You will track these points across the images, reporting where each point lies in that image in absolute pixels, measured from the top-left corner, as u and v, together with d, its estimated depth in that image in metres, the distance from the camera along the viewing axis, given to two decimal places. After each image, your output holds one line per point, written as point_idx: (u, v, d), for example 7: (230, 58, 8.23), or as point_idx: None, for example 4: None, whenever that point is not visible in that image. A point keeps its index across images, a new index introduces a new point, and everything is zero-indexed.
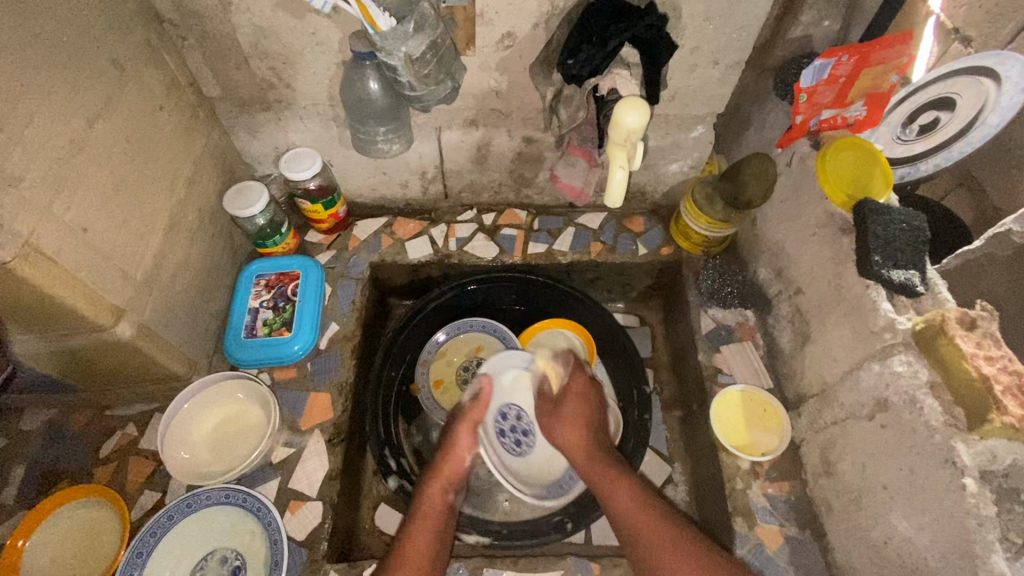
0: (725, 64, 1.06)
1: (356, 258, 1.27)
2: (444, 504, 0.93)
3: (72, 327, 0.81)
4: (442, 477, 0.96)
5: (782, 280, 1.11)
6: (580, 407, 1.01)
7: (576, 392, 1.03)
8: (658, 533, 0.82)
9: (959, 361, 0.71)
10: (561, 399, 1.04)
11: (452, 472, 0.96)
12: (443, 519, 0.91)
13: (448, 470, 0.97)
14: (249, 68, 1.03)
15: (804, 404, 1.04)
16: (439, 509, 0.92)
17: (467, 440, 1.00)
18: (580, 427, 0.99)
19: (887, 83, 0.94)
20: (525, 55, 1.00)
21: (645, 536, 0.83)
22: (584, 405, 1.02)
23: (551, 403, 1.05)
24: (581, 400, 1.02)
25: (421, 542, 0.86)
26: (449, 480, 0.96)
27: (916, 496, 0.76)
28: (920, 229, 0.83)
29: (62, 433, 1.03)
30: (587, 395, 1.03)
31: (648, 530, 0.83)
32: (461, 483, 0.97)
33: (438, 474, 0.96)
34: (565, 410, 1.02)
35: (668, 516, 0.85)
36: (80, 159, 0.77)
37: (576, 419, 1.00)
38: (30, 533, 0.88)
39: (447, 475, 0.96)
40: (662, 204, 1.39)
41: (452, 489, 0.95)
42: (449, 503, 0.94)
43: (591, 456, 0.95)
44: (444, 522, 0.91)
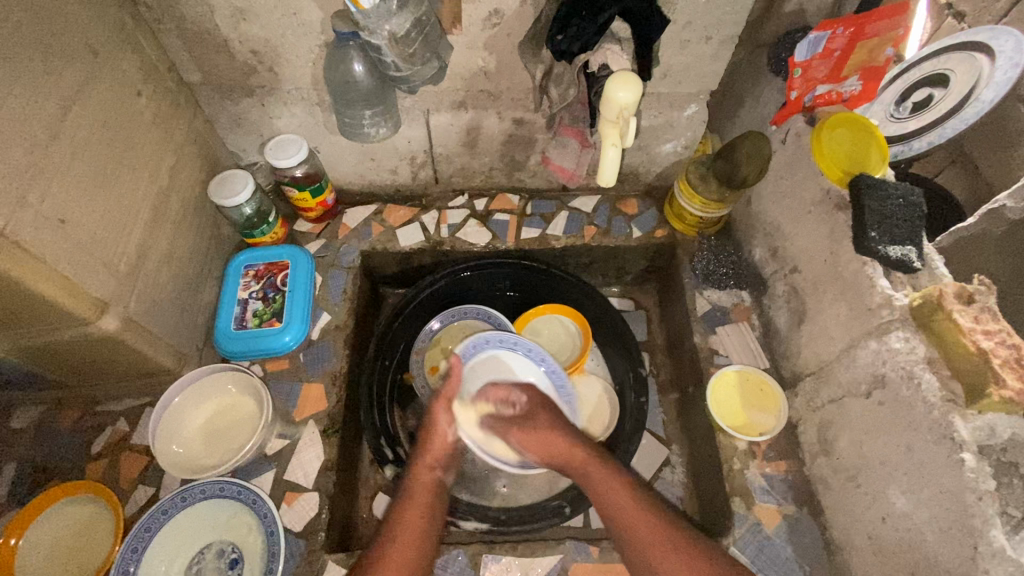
0: (718, 39, 1.04)
1: (346, 247, 1.25)
2: (435, 480, 0.90)
3: (55, 321, 0.79)
4: (429, 456, 0.93)
5: (778, 259, 1.10)
6: (549, 418, 0.97)
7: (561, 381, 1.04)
8: (654, 538, 0.78)
9: (957, 336, 0.70)
10: (530, 415, 0.98)
11: (438, 451, 0.93)
12: (435, 496, 0.89)
13: (433, 449, 0.93)
14: (230, 52, 1.00)
15: (801, 383, 1.03)
16: (425, 486, 0.89)
17: (445, 421, 0.97)
18: (561, 433, 0.94)
19: (882, 57, 0.90)
20: (513, 33, 0.97)
21: (642, 530, 0.79)
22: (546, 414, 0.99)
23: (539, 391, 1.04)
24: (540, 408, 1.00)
25: (411, 528, 0.82)
26: (437, 458, 0.93)
27: (914, 472, 0.76)
28: (917, 204, 0.82)
29: (52, 430, 1.01)
30: (547, 405, 1.01)
31: (639, 525, 0.79)
32: (449, 461, 0.94)
33: (424, 454, 0.93)
34: (539, 420, 0.97)
35: (659, 514, 0.81)
36: (55, 148, 0.75)
37: (548, 429, 0.95)
38: (24, 530, 0.87)
39: (433, 453, 0.93)
40: (656, 186, 1.37)
41: (440, 467, 0.92)
42: (437, 481, 0.91)
43: (581, 454, 0.91)
44: (433, 500, 0.88)
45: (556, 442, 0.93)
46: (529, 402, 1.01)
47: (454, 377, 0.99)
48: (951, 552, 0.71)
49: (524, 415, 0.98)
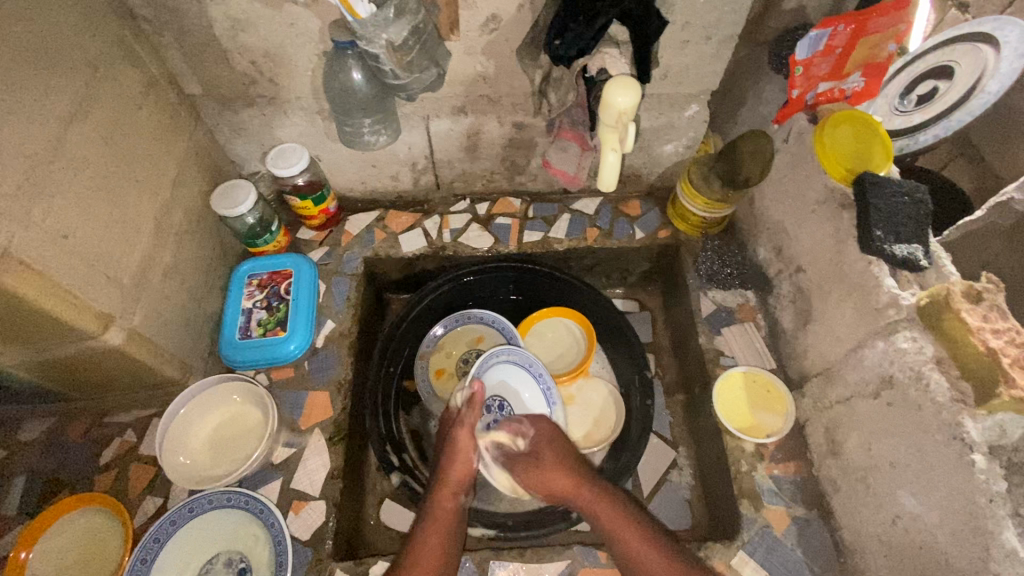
0: (718, 39, 1.03)
1: (349, 254, 1.25)
2: (456, 507, 0.91)
3: (61, 336, 0.79)
4: (450, 484, 0.92)
5: (783, 259, 1.09)
6: (552, 442, 0.95)
7: (546, 441, 0.95)
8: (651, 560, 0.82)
9: (965, 335, 0.70)
10: (535, 452, 0.93)
11: (461, 478, 0.93)
12: (455, 523, 0.89)
13: (455, 475, 0.93)
14: (229, 63, 1.01)
15: (808, 383, 1.02)
16: (448, 513, 0.89)
17: (469, 445, 0.95)
18: (566, 469, 0.91)
19: (885, 51, 0.92)
20: (511, 38, 0.97)
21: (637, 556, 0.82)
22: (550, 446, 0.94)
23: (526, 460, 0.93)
24: (546, 441, 0.95)
25: (432, 557, 0.84)
26: (458, 484, 0.93)
27: (924, 473, 0.75)
28: (922, 201, 0.81)
29: (61, 441, 1.02)
30: (549, 437, 0.95)
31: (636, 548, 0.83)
32: (471, 485, 0.94)
33: (448, 479, 0.92)
34: (546, 458, 0.92)
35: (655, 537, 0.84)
36: (58, 164, 0.75)
37: (556, 462, 0.92)
38: (33, 543, 0.88)
39: (456, 479, 0.93)
40: (658, 186, 1.36)
41: (462, 492, 0.93)
42: (460, 507, 0.91)
43: (587, 492, 0.89)
44: (454, 528, 0.88)
45: (561, 479, 0.90)
46: (534, 437, 0.96)
47: (474, 405, 0.96)
48: (963, 555, 0.70)
49: (532, 453, 0.93)
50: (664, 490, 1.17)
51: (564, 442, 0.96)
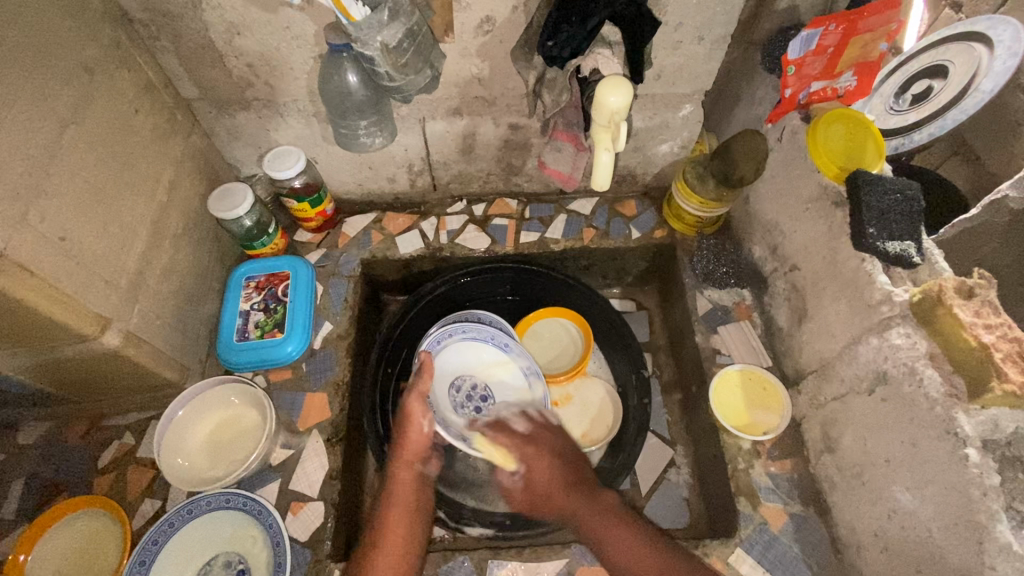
0: (711, 39, 1.03)
1: (346, 256, 1.26)
2: (416, 476, 0.90)
3: (57, 339, 0.79)
4: (407, 454, 0.91)
5: (777, 257, 1.10)
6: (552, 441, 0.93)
7: (544, 430, 0.95)
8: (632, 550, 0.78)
9: (957, 331, 0.70)
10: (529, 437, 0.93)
11: (419, 447, 0.92)
12: (418, 494, 0.88)
13: (410, 443, 0.92)
14: (225, 66, 1.01)
15: (804, 380, 1.03)
16: (407, 483, 0.89)
17: (418, 408, 0.94)
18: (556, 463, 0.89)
19: (877, 51, 0.93)
20: (505, 40, 0.98)
21: (610, 543, 0.80)
22: (550, 437, 0.94)
23: (516, 441, 0.93)
24: (544, 430, 0.95)
25: (399, 531, 0.83)
26: (415, 452, 0.92)
27: (918, 469, 0.76)
28: (914, 198, 0.82)
29: (59, 445, 1.02)
30: (550, 428, 0.96)
31: (612, 538, 0.80)
32: (428, 451, 0.93)
33: (404, 449, 0.92)
34: (543, 445, 0.92)
35: (633, 521, 0.82)
36: (54, 168, 0.76)
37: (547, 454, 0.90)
38: (32, 547, 0.88)
39: (412, 448, 0.92)
40: (654, 186, 1.37)
41: (420, 460, 0.92)
42: (419, 475, 0.90)
43: (569, 488, 0.86)
44: (417, 497, 0.88)
45: (549, 472, 0.88)
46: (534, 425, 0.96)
47: (427, 371, 0.97)
48: (958, 549, 0.70)
49: (528, 438, 0.93)
50: (662, 489, 1.18)
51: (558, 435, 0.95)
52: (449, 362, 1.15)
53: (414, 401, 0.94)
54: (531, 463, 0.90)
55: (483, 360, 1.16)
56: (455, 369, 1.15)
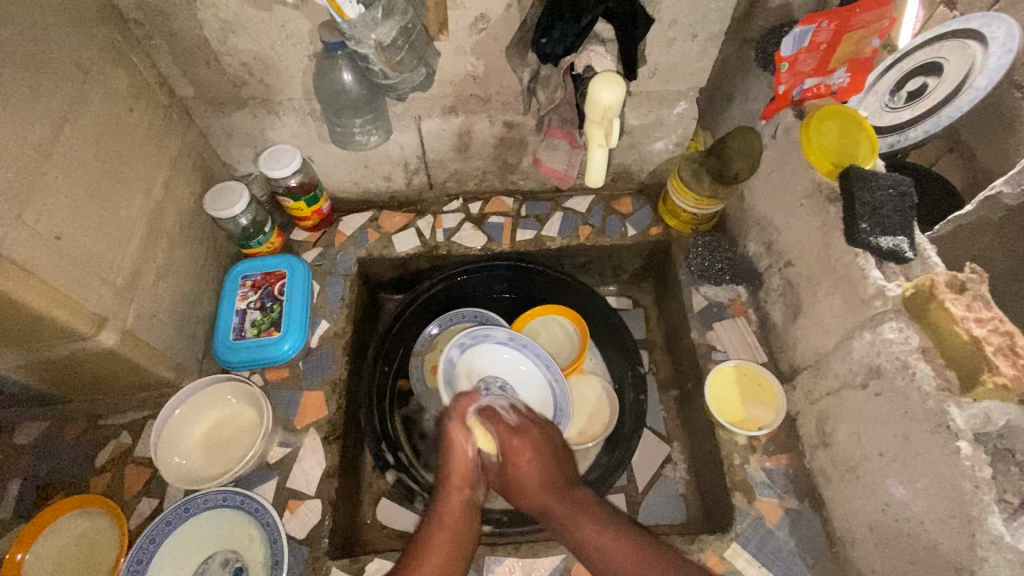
0: (704, 36, 1.04)
1: (343, 254, 1.26)
2: (464, 506, 0.84)
3: (53, 338, 0.79)
4: (454, 479, 0.87)
5: (772, 254, 1.11)
6: (535, 441, 0.92)
7: (534, 429, 0.95)
8: (607, 547, 0.77)
9: (949, 325, 0.71)
10: (518, 430, 0.93)
11: (464, 471, 0.87)
12: (464, 521, 0.83)
13: (457, 470, 0.87)
14: (219, 65, 1.01)
15: (799, 376, 1.03)
16: (457, 510, 0.83)
17: (460, 436, 0.91)
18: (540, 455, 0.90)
19: (869, 48, 0.94)
20: (499, 38, 0.98)
21: (588, 539, 0.78)
22: (536, 431, 0.95)
23: (505, 429, 0.93)
24: (524, 425, 0.95)
25: (441, 556, 0.77)
26: (465, 478, 0.87)
27: (912, 462, 0.76)
28: (906, 194, 0.83)
29: (56, 445, 1.02)
30: (536, 422, 0.97)
31: (591, 536, 0.78)
32: (476, 477, 0.88)
33: (451, 474, 0.87)
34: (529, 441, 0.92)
35: (614, 523, 0.80)
36: (48, 167, 0.75)
37: (531, 446, 0.91)
38: (30, 544, 0.88)
39: (456, 472, 0.87)
40: (649, 184, 1.37)
41: (471, 487, 0.87)
42: (467, 502, 0.85)
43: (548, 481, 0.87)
44: (464, 531, 0.82)
45: (533, 460, 0.89)
46: (523, 420, 0.97)
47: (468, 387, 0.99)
48: (950, 541, 0.71)
49: (519, 428, 0.94)
50: (658, 485, 1.18)
51: (542, 440, 0.93)
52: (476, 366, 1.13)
53: (457, 425, 0.91)
54: (512, 453, 0.90)
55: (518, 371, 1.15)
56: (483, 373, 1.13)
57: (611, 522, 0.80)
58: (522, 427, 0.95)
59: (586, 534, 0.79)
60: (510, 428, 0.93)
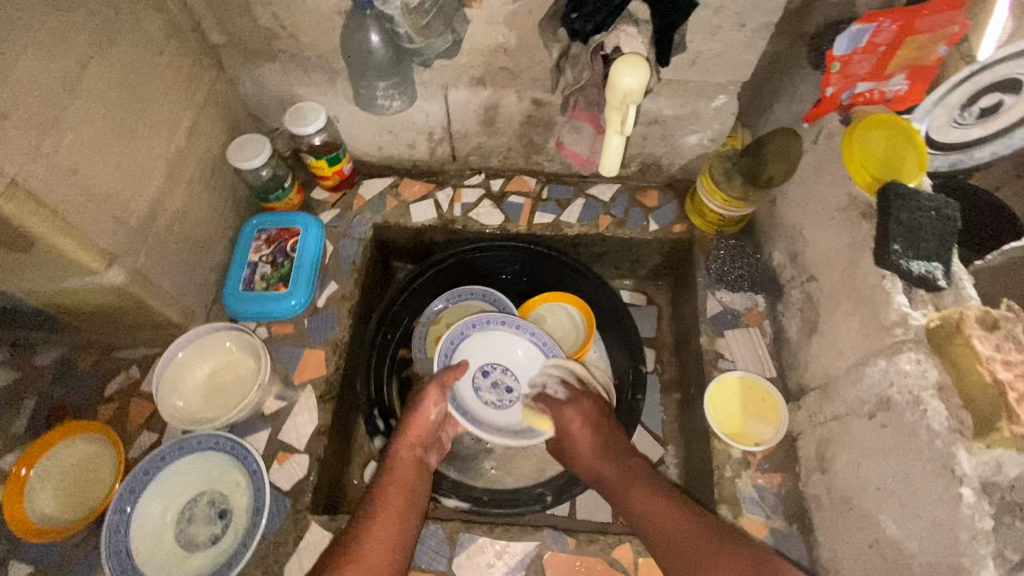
0: (753, 27, 0.97)
1: (359, 219, 1.26)
2: (416, 461, 0.91)
3: (64, 269, 0.81)
4: (408, 437, 0.93)
5: (796, 265, 1.05)
6: (582, 414, 0.94)
7: (589, 398, 0.97)
8: (656, 513, 0.79)
9: (972, 364, 0.66)
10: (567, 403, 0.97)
11: (421, 432, 0.93)
12: (417, 474, 0.89)
13: (414, 428, 0.93)
14: (252, 15, 1.00)
15: (805, 396, 0.99)
16: (406, 465, 0.90)
17: (432, 399, 0.95)
18: (586, 424, 0.93)
19: (935, 54, 0.84)
20: (534, 10, 0.94)
21: (639, 507, 0.81)
22: (587, 397, 0.98)
23: (557, 404, 0.98)
24: (579, 392, 1.00)
25: (393, 509, 0.82)
26: (418, 437, 0.93)
27: (909, 501, 0.72)
28: (949, 218, 0.77)
29: (70, 370, 1.07)
30: (586, 391, 1.00)
31: (638, 502, 0.81)
32: (430, 439, 0.95)
33: (406, 432, 0.93)
34: (575, 407, 0.95)
35: (660, 489, 0.82)
36: (71, 102, 0.76)
37: (581, 414, 0.94)
38: (34, 461, 0.93)
39: (415, 431, 0.93)
40: (679, 179, 1.32)
41: (421, 446, 0.93)
42: (419, 459, 0.92)
43: (602, 451, 0.91)
44: (414, 478, 0.88)
45: (580, 429, 0.93)
46: (574, 390, 1.01)
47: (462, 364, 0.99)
48: None
49: (568, 399, 0.98)
50: None
51: (596, 414, 0.95)
52: (483, 350, 1.13)
53: (435, 386, 0.95)
54: (563, 424, 0.95)
55: (516, 356, 1.13)
56: (489, 356, 1.13)
57: (659, 489, 0.82)
58: (574, 396, 0.99)
59: (638, 506, 0.81)
60: (561, 405, 0.97)
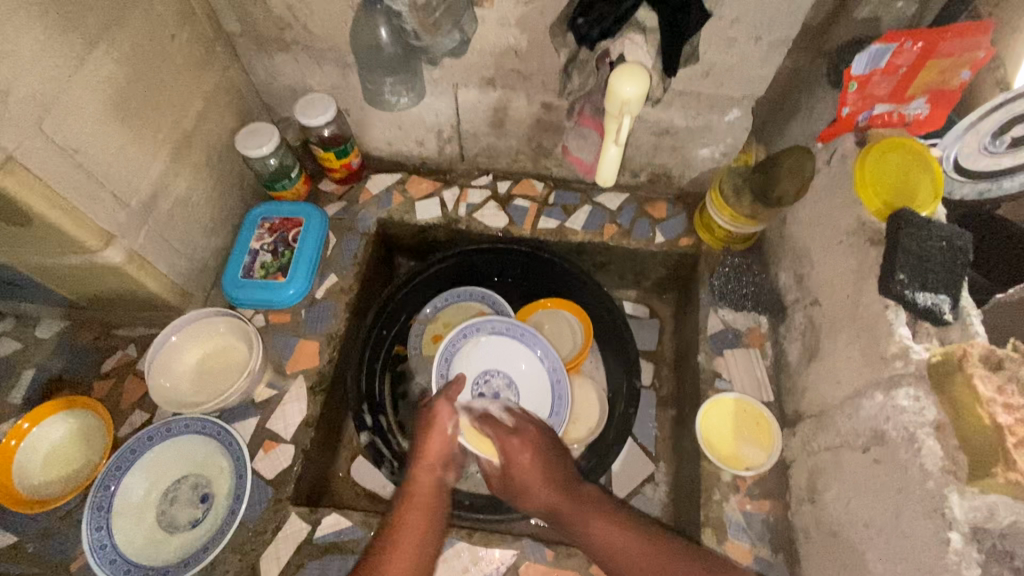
0: (769, 41, 0.95)
1: (365, 213, 1.26)
2: (436, 482, 0.84)
3: (61, 245, 0.83)
4: (426, 458, 0.87)
5: (802, 288, 1.02)
6: (531, 445, 0.91)
7: (535, 429, 0.94)
8: (617, 546, 0.79)
9: (971, 405, 0.63)
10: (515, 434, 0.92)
11: (438, 452, 0.87)
12: (436, 497, 0.83)
13: (431, 449, 0.87)
14: (265, 4, 1.01)
15: (801, 423, 0.96)
16: (428, 487, 0.83)
17: (444, 412, 0.91)
18: (537, 454, 0.90)
19: (958, 79, 0.83)
20: (546, 13, 0.93)
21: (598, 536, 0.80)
22: (534, 428, 0.94)
23: (504, 433, 0.92)
24: (520, 420, 0.96)
25: (410, 539, 0.76)
26: (436, 458, 0.87)
27: (897, 542, 0.69)
28: (959, 249, 0.75)
29: (70, 345, 1.09)
30: (532, 419, 0.97)
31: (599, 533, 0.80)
32: (450, 458, 0.88)
33: (425, 453, 0.87)
34: (526, 437, 0.92)
35: (627, 521, 0.82)
36: (75, 82, 0.77)
37: (532, 445, 0.91)
38: (24, 435, 0.94)
39: (432, 451, 0.87)
40: (689, 192, 1.29)
41: (442, 466, 0.87)
42: (439, 481, 0.85)
43: (552, 483, 0.87)
44: (435, 502, 0.82)
45: (529, 460, 0.89)
46: (519, 417, 0.96)
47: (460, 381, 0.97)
48: None
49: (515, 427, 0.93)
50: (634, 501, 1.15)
51: (546, 446, 0.92)
52: (490, 356, 1.13)
53: (445, 402, 0.91)
54: (513, 455, 0.90)
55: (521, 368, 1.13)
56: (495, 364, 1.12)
57: (626, 519, 0.82)
58: (519, 425, 0.95)
59: (608, 544, 0.79)
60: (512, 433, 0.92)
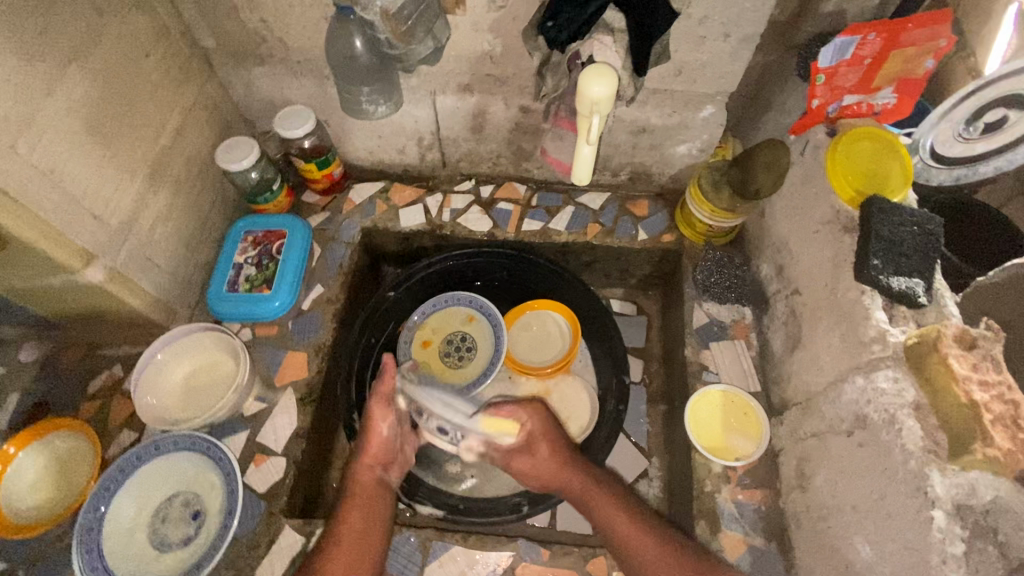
0: (738, 37, 0.97)
1: (348, 222, 1.26)
2: (375, 481, 0.87)
3: (40, 266, 0.82)
4: (367, 458, 0.89)
5: (782, 278, 1.04)
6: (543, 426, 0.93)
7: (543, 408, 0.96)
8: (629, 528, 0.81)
9: (948, 382, 0.65)
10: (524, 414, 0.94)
11: (378, 452, 0.90)
12: (376, 497, 0.86)
13: (372, 450, 0.89)
14: (240, 18, 1.02)
15: (788, 411, 0.97)
16: (368, 487, 0.86)
17: (381, 415, 0.90)
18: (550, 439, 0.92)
19: (922, 68, 0.84)
20: (518, 17, 0.94)
21: (609, 520, 0.83)
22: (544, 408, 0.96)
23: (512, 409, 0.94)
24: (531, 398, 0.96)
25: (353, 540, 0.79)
26: (376, 458, 0.90)
27: (883, 523, 0.71)
28: (931, 232, 0.77)
29: (53, 367, 1.08)
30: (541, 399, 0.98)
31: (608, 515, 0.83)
32: (389, 458, 0.91)
33: (363, 453, 0.89)
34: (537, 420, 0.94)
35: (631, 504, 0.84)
36: (49, 102, 0.77)
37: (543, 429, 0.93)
38: (10, 460, 0.92)
39: (372, 453, 0.89)
40: (669, 189, 1.31)
41: (381, 465, 0.90)
42: (379, 480, 0.88)
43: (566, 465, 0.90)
44: (373, 501, 0.85)
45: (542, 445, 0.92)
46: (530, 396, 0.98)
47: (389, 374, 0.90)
48: None
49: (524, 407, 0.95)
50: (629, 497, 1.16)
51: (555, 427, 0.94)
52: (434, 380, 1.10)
53: (379, 403, 0.90)
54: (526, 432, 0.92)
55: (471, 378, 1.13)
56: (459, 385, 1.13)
57: (627, 501, 0.85)
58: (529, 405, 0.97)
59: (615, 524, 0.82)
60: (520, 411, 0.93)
